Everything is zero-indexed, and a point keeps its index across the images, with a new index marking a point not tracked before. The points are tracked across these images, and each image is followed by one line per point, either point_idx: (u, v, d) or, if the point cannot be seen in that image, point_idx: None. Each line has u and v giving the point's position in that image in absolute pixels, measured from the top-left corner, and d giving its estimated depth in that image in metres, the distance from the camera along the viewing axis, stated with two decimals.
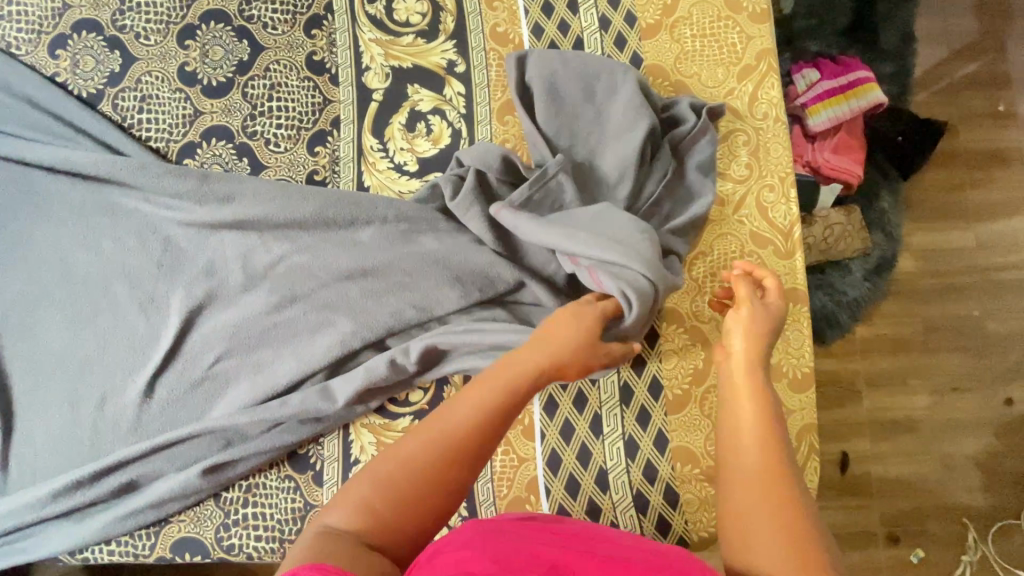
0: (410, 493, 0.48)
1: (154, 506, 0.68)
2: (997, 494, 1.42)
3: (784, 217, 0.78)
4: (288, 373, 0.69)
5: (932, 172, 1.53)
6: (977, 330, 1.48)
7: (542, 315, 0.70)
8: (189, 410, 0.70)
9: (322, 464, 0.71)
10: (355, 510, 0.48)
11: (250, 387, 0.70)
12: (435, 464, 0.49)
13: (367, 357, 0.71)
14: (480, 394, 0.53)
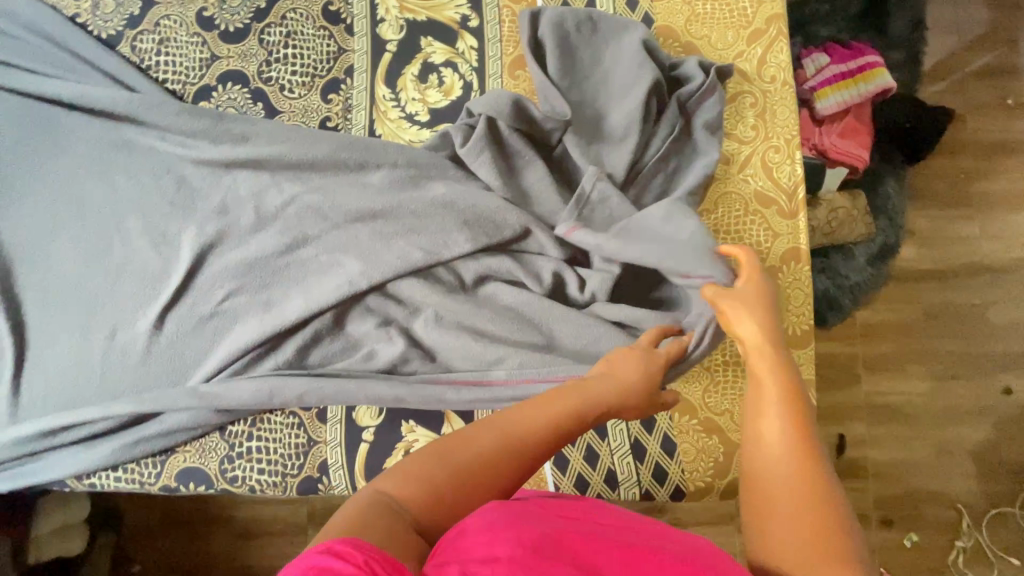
0: (472, 480, 0.50)
1: (162, 435, 0.70)
2: (992, 482, 1.43)
3: (788, 178, 0.79)
4: (296, 311, 0.70)
5: (938, 161, 1.53)
6: (977, 319, 1.49)
7: (546, 262, 0.72)
8: (198, 345, 0.72)
9: None
10: (415, 478, 0.49)
11: (257, 324, 0.71)
12: (503, 462, 0.51)
13: (372, 300, 0.72)
14: (558, 408, 0.55)
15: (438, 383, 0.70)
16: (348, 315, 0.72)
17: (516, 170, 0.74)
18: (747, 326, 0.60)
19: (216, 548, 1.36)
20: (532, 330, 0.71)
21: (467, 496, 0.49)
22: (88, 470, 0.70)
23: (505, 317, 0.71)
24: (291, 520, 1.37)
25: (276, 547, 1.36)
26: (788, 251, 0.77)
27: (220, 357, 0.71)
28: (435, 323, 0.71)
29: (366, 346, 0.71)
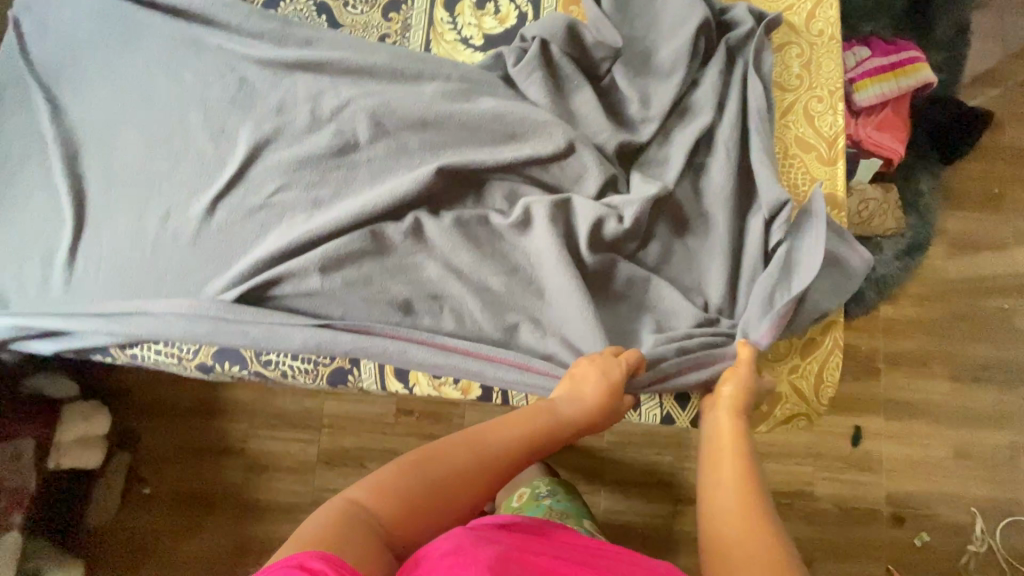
0: (443, 494, 0.59)
1: (193, 316, 0.71)
2: (1011, 489, 1.41)
3: (830, 127, 0.80)
4: (347, 211, 0.73)
5: (975, 164, 1.53)
6: (1005, 324, 1.47)
7: (586, 182, 0.74)
8: (245, 233, 0.74)
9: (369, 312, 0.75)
10: (391, 484, 0.58)
11: (307, 218, 0.74)
12: (469, 476, 0.61)
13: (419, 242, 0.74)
14: (515, 431, 0.66)
15: (483, 329, 0.73)
16: (390, 220, 0.74)
17: (565, 93, 0.77)
18: (733, 390, 0.68)
19: (226, 478, 1.39)
20: (575, 294, 0.71)
21: (433, 507, 0.58)
22: (126, 341, 0.72)
23: (554, 284, 0.72)
24: (302, 458, 1.39)
25: (285, 483, 1.39)
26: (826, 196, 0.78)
27: (266, 257, 0.73)
28: (484, 273, 0.73)
29: (415, 275, 0.74)
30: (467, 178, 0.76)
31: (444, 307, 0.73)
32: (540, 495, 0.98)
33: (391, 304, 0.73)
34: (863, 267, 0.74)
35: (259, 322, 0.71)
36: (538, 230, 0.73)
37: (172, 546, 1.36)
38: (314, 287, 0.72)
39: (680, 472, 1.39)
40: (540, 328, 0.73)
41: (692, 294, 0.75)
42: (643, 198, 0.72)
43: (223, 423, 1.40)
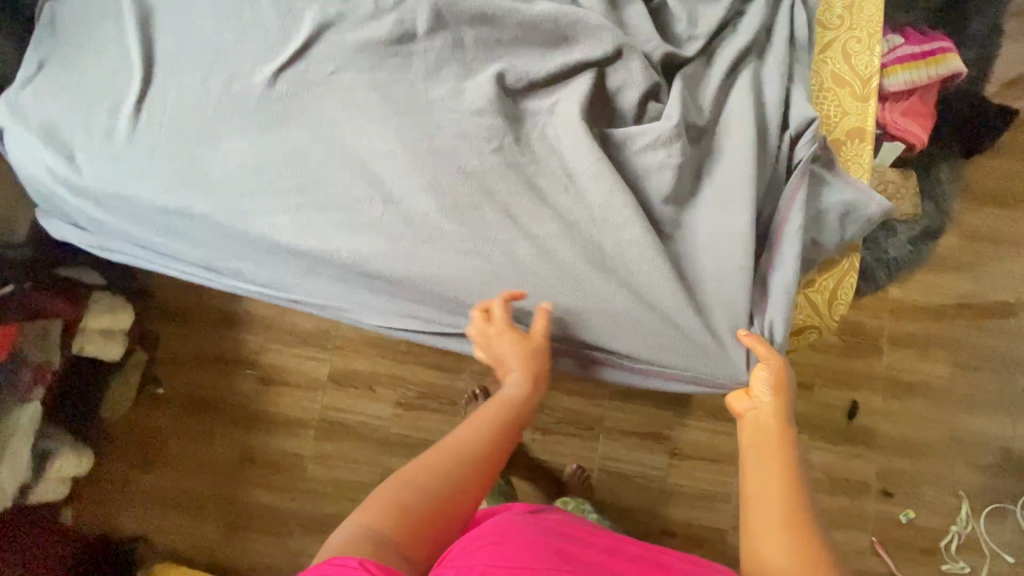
0: (444, 497, 0.63)
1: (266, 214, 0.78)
2: (999, 476, 1.44)
3: (866, 67, 0.83)
4: (410, 125, 0.80)
5: (994, 160, 1.56)
6: (1010, 318, 1.50)
7: (630, 92, 0.79)
8: (306, 127, 0.79)
9: (426, 243, 0.77)
10: (393, 510, 0.60)
11: (371, 118, 0.80)
12: (461, 474, 0.65)
13: (475, 179, 0.79)
14: (483, 420, 0.72)
15: (541, 272, 0.76)
16: (449, 133, 0.80)
17: (617, 7, 0.82)
18: (769, 390, 0.72)
19: (238, 388, 1.42)
20: (642, 244, 0.75)
21: (439, 512, 0.62)
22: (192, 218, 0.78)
23: (603, 232, 0.77)
24: (312, 376, 1.43)
25: (295, 398, 1.42)
26: (855, 129, 0.81)
27: (330, 162, 0.79)
28: (544, 216, 0.77)
29: (479, 211, 0.78)
30: (519, 95, 0.82)
31: (503, 249, 0.77)
32: (585, 509, 1.24)
33: (443, 227, 0.77)
34: (878, 216, 0.77)
35: (323, 241, 0.77)
36: (587, 164, 0.78)
37: (180, 447, 1.41)
38: (377, 216, 0.78)
39: (678, 428, 1.42)
40: (592, 270, 0.76)
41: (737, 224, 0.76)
42: (672, 121, 0.76)
43: (239, 334, 1.43)
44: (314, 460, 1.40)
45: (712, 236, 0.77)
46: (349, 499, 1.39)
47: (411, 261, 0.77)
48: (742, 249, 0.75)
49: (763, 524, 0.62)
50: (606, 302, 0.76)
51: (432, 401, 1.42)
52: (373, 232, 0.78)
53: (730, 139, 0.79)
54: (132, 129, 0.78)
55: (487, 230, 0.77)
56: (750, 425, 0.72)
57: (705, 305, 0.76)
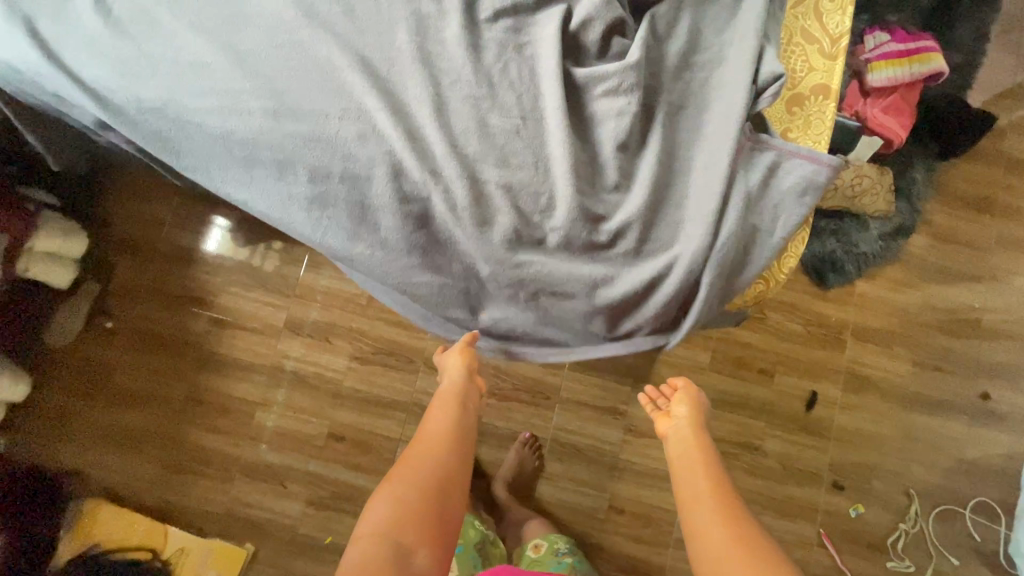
0: (432, 488, 0.81)
1: (217, 131, 0.75)
2: (949, 476, 1.44)
3: (837, 26, 0.82)
4: (367, 45, 0.76)
5: (970, 164, 1.57)
6: (973, 322, 1.50)
7: (588, 28, 0.76)
8: (259, 37, 0.76)
9: (356, 168, 0.74)
10: (388, 519, 0.77)
11: (322, 29, 0.76)
12: (441, 463, 0.85)
13: (420, 106, 0.75)
14: (447, 413, 0.90)
15: (469, 212, 0.74)
16: (402, 55, 0.76)
17: None
18: (687, 409, 0.96)
19: (191, 327, 1.38)
20: (577, 190, 0.73)
21: (431, 503, 0.80)
22: (145, 126, 0.77)
23: (543, 174, 0.74)
24: (268, 322, 1.39)
25: (248, 342, 1.39)
26: (819, 85, 0.81)
27: (282, 77, 0.75)
28: (484, 154, 0.74)
29: (418, 141, 0.74)
30: (481, 19, 0.77)
31: (437, 182, 0.74)
32: (559, 551, 1.21)
33: (391, 159, 0.74)
34: (828, 177, 0.74)
35: (253, 155, 0.76)
36: (548, 104, 0.75)
37: (123, 384, 1.37)
38: (310, 133, 0.74)
39: (635, 404, 1.41)
40: (521, 214, 0.74)
41: (679, 182, 0.75)
42: (632, 63, 0.74)
43: (196, 273, 1.40)
44: (263, 407, 1.37)
45: (655, 188, 0.74)
46: (295, 449, 1.36)
47: (338, 186, 0.76)
48: (676, 212, 0.74)
49: (699, 519, 0.82)
50: (530, 248, 0.76)
51: (388, 357, 1.39)
52: (300, 153, 0.75)
53: (689, 89, 0.77)
54: (78, 15, 0.76)
55: (420, 159, 0.73)
56: (675, 441, 0.94)
57: (625, 263, 0.76)
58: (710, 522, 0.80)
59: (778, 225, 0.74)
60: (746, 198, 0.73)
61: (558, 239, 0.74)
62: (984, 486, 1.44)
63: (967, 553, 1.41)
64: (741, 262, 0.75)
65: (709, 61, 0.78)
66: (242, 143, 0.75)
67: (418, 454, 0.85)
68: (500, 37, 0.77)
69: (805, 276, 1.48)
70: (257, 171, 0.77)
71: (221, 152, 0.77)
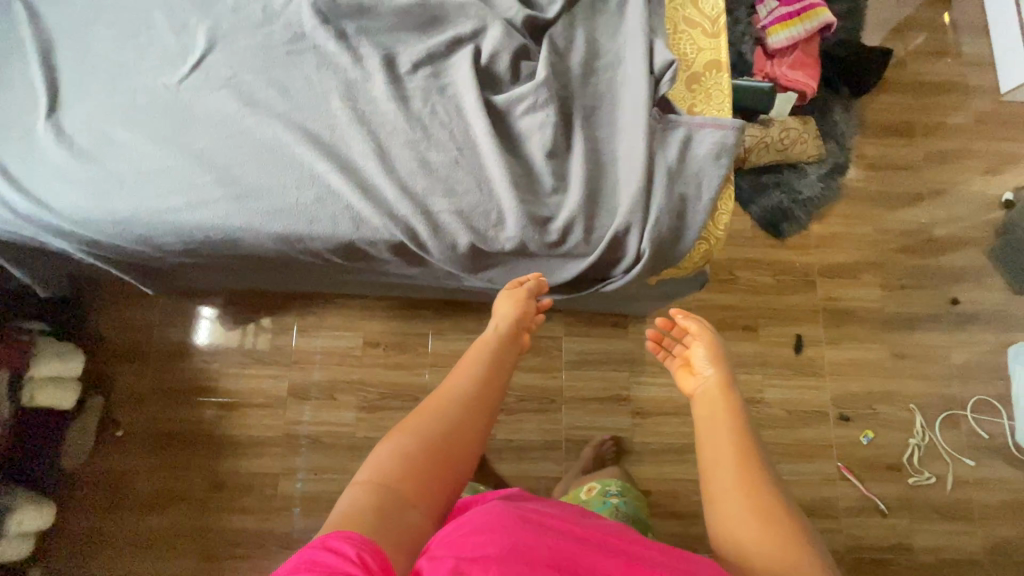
0: (446, 443, 0.66)
1: (189, 224, 0.82)
2: (944, 384, 1.51)
3: (713, 8, 0.93)
4: (307, 118, 0.84)
5: (884, 96, 1.69)
6: (926, 236, 1.60)
7: (498, 60, 0.85)
8: (211, 132, 0.83)
9: (319, 226, 0.81)
10: (393, 472, 0.61)
11: (265, 112, 0.84)
12: (462, 414, 0.69)
13: (364, 159, 0.83)
14: (476, 359, 0.76)
15: (428, 237, 0.81)
16: (340, 119, 0.84)
17: None
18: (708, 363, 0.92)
19: (201, 416, 1.42)
20: (519, 198, 0.81)
21: (443, 460, 0.65)
22: (124, 235, 0.84)
23: (487, 191, 0.82)
24: (273, 393, 1.44)
25: (258, 417, 1.43)
26: (710, 62, 0.91)
27: (238, 163, 0.82)
28: (430, 187, 0.82)
29: (369, 189, 0.82)
30: (403, 71, 0.87)
31: (394, 220, 0.81)
32: (609, 491, 1.16)
33: (350, 212, 0.81)
34: (735, 137, 0.83)
35: (224, 236, 0.83)
36: (477, 132, 0.83)
37: (148, 488, 1.39)
38: (271, 204, 0.81)
39: (636, 387, 1.47)
40: (475, 229, 0.81)
41: (608, 172, 0.83)
42: (542, 80, 0.83)
43: (195, 363, 1.45)
44: (284, 475, 1.40)
45: (588, 182, 0.82)
46: (325, 509, 1.38)
47: (307, 243, 0.83)
48: (611, 198, 0.82)
49: (720, 491, 0.74)
50: (489, 256, 0.85)
51: (394, 400, 1.44)
52: (264, 224, 0.81)
53: (598, 90, 0.87)
54: (44, 150, 0.83)
55: (375, 205, 0.81)
56: (698, 397, 0.89)
57: (574, 251, 0.83)
58: (734, 497, 0.72)
59: (704, 189, 0.82)
60: (667, 173, 0.81)
61: (513, 242, 0.82)
62: (978, 385, 1.51)
63: (980, 452, 1.47)
64: (678, 226, 0.82)
65: (609, 62, 0.88)
66: (211, 226, 0.82)
67: (433, 397, 0.70)
68: (423, 85, 0.86)
69: (761, 230, 1.57)
70: (235, 247, 0.85)
71: (194, 238, 0.83)
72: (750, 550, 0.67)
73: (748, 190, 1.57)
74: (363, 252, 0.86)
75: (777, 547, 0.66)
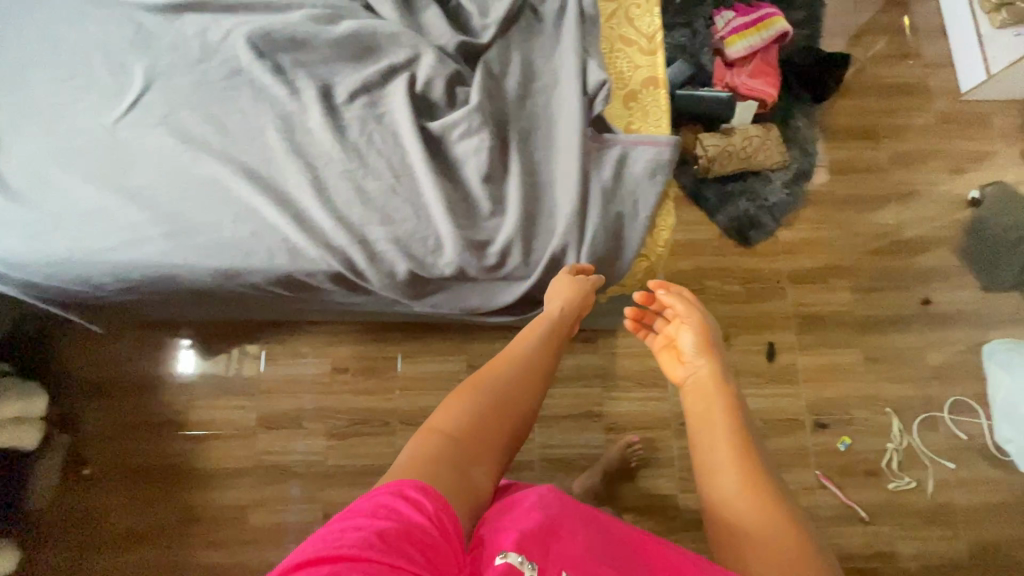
0: (510, 410, 0.67)
1: (127, 263, 0.82)
2: (921, 386, 1.50)
3: (649, 26, 0.94)
4: (244, 152, 0.84)
5: (846, 101, 1.70)
6: (894, 237, 1.60)
7: (431, 86, 0.86)
8: (148, 170, 0.84)
9: (255, 259, 0.81)
10: (463, 428, 0.63)
11: (202, 147, 0.84)
12: (524, 386, 0.70)
13: (300, 191, 0.82)
14: (534, 333, 0.76)
15: (366, 266, 0.81)
16: (276, 151, 0.84)
17: (416, 11, 0.90)
18: (695, 344, 0.89)
19: (169, 450, 1.41)
20: (455, 223, 0.81)
21: (504, 425, 0.67)
22: (64, 276, 0.83)
23: (425, 216, 0.82)
24: (241, 423, 1.43)
25: (227, 449, 1.41)
26: (647, 79, 0.91)
27: (175, 201, 0.82)
28: (366, 215, 0.81)
29: (306, 221, 0.82)
30: (339, 101, 0.87)
31: (331, 250, 0.81)
32: None
33: (286, 245, 0.81)
34: (671, 152, 0.83)
35: (163, 273, 0.83)
36: (413, 158, 0.83)
37: (119, 526, 1.37)
38: (207, 239, 0.81)
39: (609, 402, 1.46)
40: (413, 256, 0.81)
41: (545, 193, 0.83)
42: (475, 105, 0.83)
43: (163, 397, 1.44)
44: (254, 507, 1.38)
45: (525, 205, 0.82)
46: (296, 540, 1.36)
47: (246, 277, 0.83)
48: (548, 219, 0.82)
49: (721, 480, 0.73)
50: (430, 281, 0.84)
51: (364, 425, 1.43)
52: (202, 259, 0.81)
53: (533, 112, 0.87)
54: None
55: (312, 235, 0.81)
56: (688, 381, 0.87)
57: (513, 273, 0.83)
58: (739, 487, 0.71)
59: (640, 206, 0.82)
60: (602, 193, 0.82)
61: (452, 267, 0.81)
62: (955, 386, 1.49)
63: (960, 454, 1.45)
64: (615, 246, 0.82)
65: (544, 84, 0.88)
66: (149, 263, 0.82)
67: (500, 363, 0.71)
68: (360, 114, 0.86)
69: (728, 239, 1.56)
70: (176, 284, 0.85)
71: (133, 275, 0.83)
72: (758, 540, 0.67)
73: (714, 199, 1.57)
74: (303, 283, 0.85)
75: (784, 536, 0.66)
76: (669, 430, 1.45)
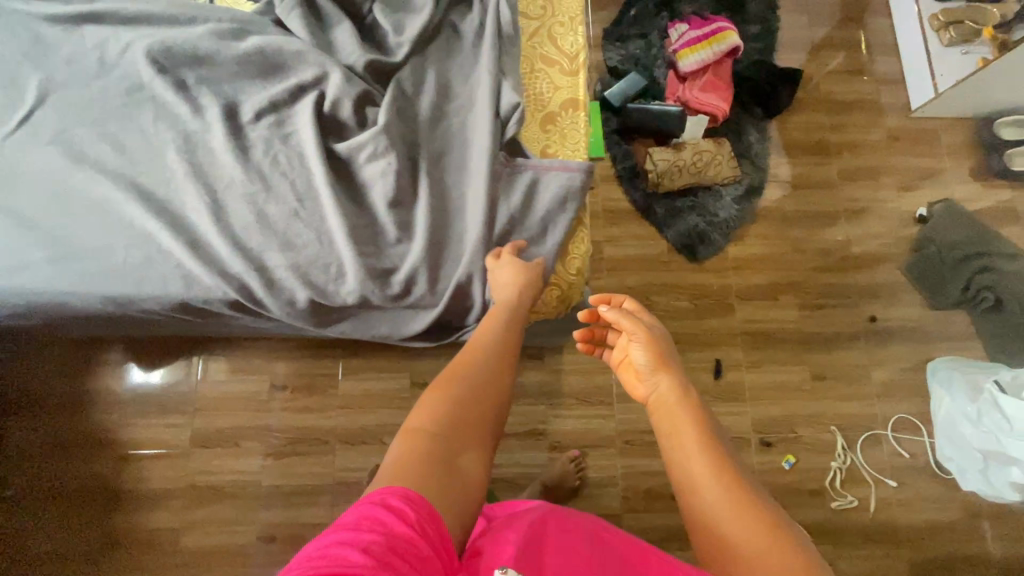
0: (485, 395, 0.68)
1: (10, 288, 0.77)
2: (866, 404, 1.50)
3: (572, 45, 0.92)
4: (141, 172, 0.81)
5: (799, 116, 1.69)
6: (843, 254, 1.60)
7: (338, 106, 0.82)
8: (37, 190, 0.80)
9: (148, 286, 0.78)
10: (439, 422, 0.63)
11: (95, 167, 0.81)
12: (492, 371, 0.71)
13: (196, 215, 0.79)
14: (499, 318, 0.76)
15: (265, 293, 0.78)
16: (174, 172, 0.81)
17: (327, 28, 0.87)
18: (648, 360, 0.81)
19: (98, 469, 1.36)
20: (359, 249, 0.78)
21: (480, 410, 0.67)
22: None
23: (328, 241, 0.79)
24: (173, 442, 1.38)
25: (158, 469, 1.37)
26: (567, 101, 0.89)
27: (64, 222, 0.79)
28: (265, 240, 0.78)
29: (202, 246, 0.78)
30: (244, 119, 0.83)
31: (228, 278, 0.78)
32: None
33: (181, 271, 0.78)
34: (582, 178, 0.82)
35: (50, 299, 0.79)
36: (317, 180, 0.80)
37: (43, 550, 1.32)
38: (96, 265, 0.77)
39: (553, 420, 1.44)
40: (314, 283, 0.78)
41: (456, 220, 0.82)
42: (382, 126, 0.79)
43: (92, 415, 1.39)
44: (185, 530, 1.34)
45: (431, 231, 0.80)
46: (228, 563, 1.32)
47: (138, 304, 0.79)
48: (456, 246, 0.81)
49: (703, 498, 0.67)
50: (335, 309, 0.82)
51: (302, 444, 1.39)
52: (90, 286, 0.77)
53: (446, 133, 0.84)
54: None
55: (209, 261, 0.78)
56: (653, 401, 0.80)
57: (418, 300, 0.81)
58: (722, 504, 0.65)
59: (550, 235, 0.83)
60: (509, 221, 0.82)
61: (355, 295, 0.79)
62: (899, 404, 1.50)
63: (903, 471, 1.45)
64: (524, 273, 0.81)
65: (459, 105, 0.86)
66: (34, 289, 0.78)
67: (467, 352, 0.71)
68: (265, 134, 0.83)
69: (678, 255, 1.55)
70: (66, 311, 0.81)
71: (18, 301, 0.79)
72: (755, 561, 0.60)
73: (663, 215, 1.55)
74: (203, 310, 0.82)
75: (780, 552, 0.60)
76: (613, 449, 1.43)
